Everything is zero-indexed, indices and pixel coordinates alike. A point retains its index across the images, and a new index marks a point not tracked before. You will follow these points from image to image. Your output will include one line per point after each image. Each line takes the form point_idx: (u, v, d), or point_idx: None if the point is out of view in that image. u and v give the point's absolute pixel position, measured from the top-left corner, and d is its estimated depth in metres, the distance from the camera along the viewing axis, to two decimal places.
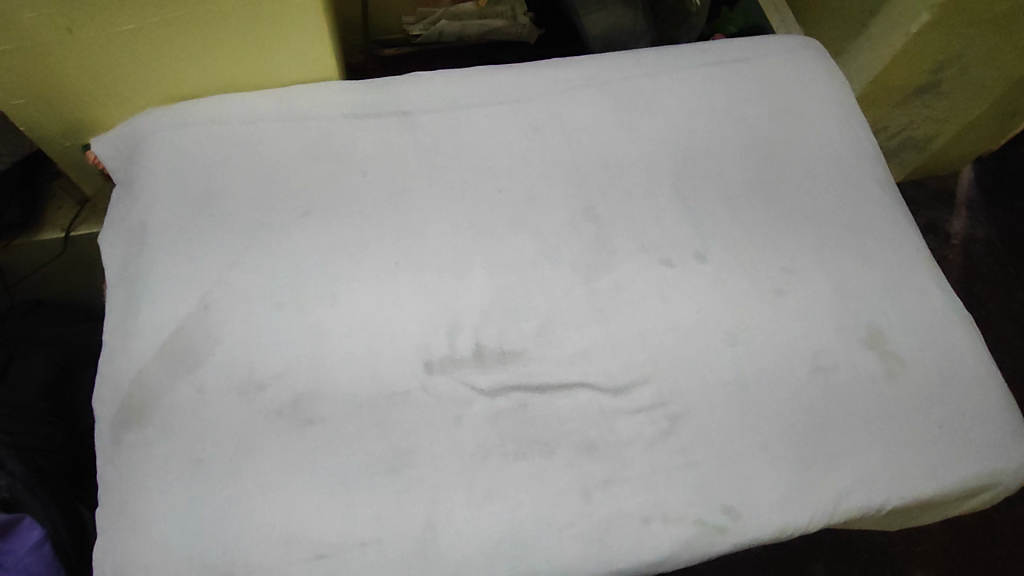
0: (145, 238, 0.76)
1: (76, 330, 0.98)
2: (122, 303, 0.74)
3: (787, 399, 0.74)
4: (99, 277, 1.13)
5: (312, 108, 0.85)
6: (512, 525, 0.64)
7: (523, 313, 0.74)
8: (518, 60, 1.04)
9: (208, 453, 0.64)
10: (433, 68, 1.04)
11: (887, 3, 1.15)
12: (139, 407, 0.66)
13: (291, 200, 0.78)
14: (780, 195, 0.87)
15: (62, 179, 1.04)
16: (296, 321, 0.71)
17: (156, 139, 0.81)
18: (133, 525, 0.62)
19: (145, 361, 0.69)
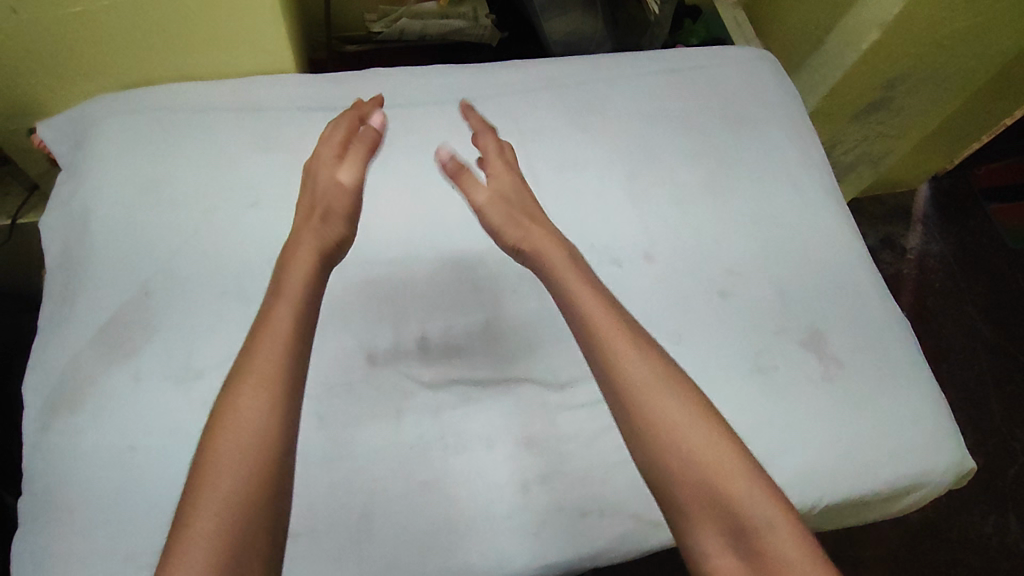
0: (88, 222, 0.75)
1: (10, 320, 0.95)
2: (61, 287, 0.72)
3: (727, 396, 0.76)
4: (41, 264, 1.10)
5: (266, 100, 0.85)
6: (448, 516, 0.64)
7: (470, 307, 0.75)
8: (481, 62, 1.05)
9: (139, 440, 0.63)
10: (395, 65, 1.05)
11: (841, 21, 1.19)
12: (70, 392, 0.65)
13: (240, 189, 0.78)
14: (727, 199, 0.89)
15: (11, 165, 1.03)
16: (240, 309, 0.71)
17: (105, 124, 0.80)
18: (58, 511, 0.60)
19: (80, 347, 0.67)
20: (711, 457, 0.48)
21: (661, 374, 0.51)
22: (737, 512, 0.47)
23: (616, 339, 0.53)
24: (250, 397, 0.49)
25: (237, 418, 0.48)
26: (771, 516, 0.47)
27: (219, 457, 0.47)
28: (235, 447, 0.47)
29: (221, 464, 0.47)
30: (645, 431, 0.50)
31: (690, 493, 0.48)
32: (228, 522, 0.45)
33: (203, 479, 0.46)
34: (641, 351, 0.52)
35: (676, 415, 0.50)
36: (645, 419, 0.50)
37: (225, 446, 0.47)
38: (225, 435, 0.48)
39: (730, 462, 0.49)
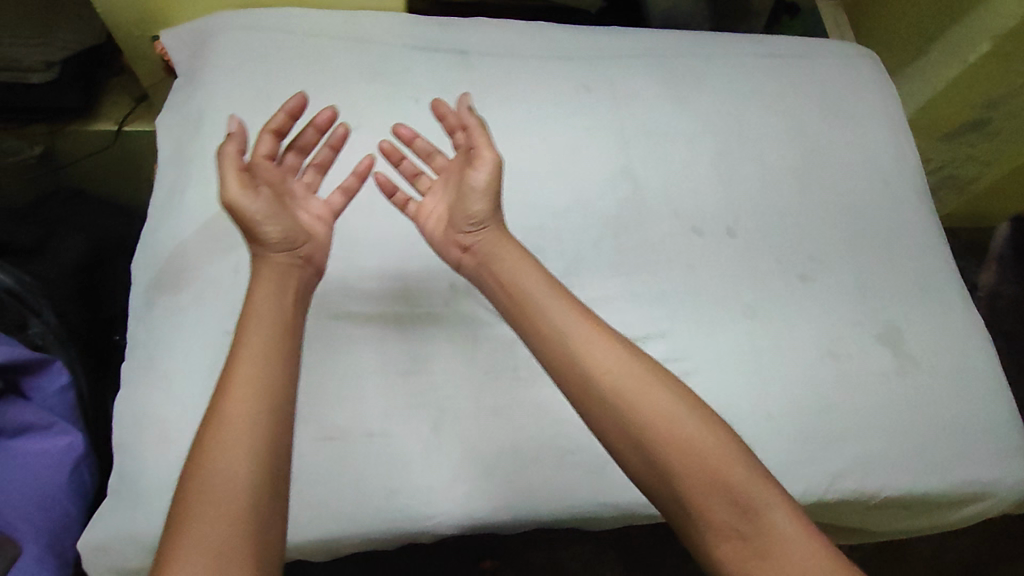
0: (202, 124, 0.78)
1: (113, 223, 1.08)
2: (171, 181, 0.76)
3: (798, 375, 0.75)
4: (151, 166, 1.17)
5: (375, 33, 0.87)
6: (511, 444, 0.68)
7: (549, 254, 0.77)
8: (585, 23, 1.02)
9: (234, 326, 0.67)
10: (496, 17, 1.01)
11: (949, 32, 1.16)
12: (174, 273, 0.69)
13: (343, 114, 0.81)
14: (815, 187, 0.88)
15: (121, 76, 1.13)
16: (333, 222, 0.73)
17: (226, 39, 0.84)
18: (155, 378, 0.64)
19: (185, 235, 0.70)
20: (712, 453, 0.49)
21: (650, 378, 0.52)
22: (726, 487, 0.48)
23: (603, 347, 0.53)
24: (256, 364, 0.49)
25: (238, 383, 0.48)
26: (773, 497, 0.48)
27: (229, 420, 0.46)
28: (244, 413, 0.47)
29: (230, 427, 0.46)
30: (631, 438, 0.50)
31: (693, 490, 0.48)
32: (247, 477, 0.44)
33: (215, 441, 0.45)
34: (624, 358, 0.53)
35: (665, 410, 0.50)
36: (638, 422, 0.50)
37: (228, 415, 0.47)
38: (233, 395, 0.47)
39: (728, 454, 0.49)
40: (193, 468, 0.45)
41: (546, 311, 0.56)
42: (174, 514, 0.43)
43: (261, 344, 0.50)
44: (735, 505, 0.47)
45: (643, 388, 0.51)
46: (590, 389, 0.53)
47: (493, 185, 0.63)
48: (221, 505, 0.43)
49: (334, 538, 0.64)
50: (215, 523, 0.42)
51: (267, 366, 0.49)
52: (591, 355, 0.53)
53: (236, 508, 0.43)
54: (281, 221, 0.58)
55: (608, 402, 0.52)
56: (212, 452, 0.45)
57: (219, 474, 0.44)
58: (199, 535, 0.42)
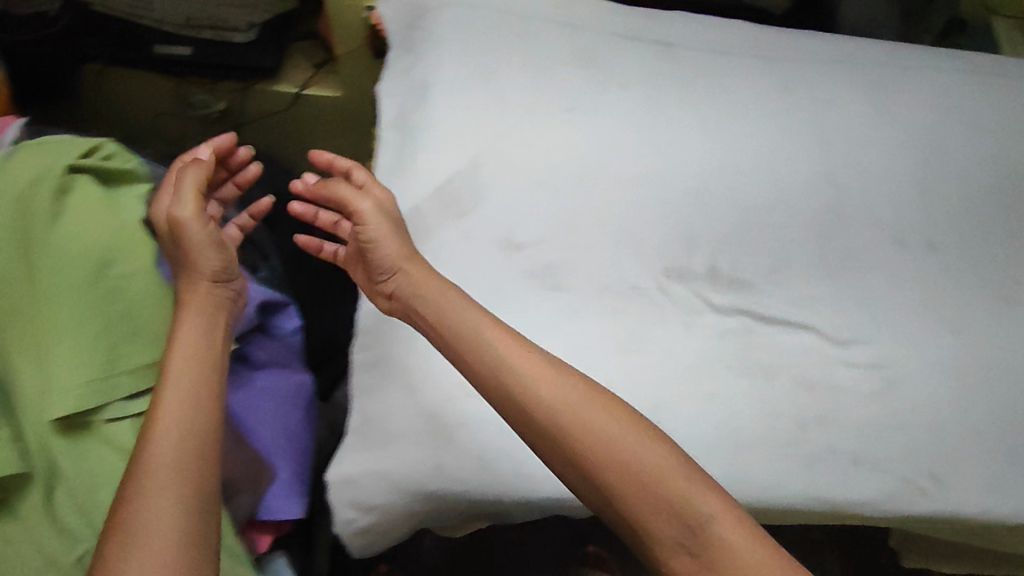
0: (426, 94, 0.81)
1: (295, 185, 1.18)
2: (397, 147, 0.80)
3: (1012, 395, 0.73)
4: (323, 129, 1.22)
5: (585, 19, 0.89)
6: (730, 430, 0.67)
7: (757, 249, 0.77)
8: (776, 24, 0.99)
9: (467, 290, 0.70)
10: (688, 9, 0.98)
11: None
12: (412, 235, 0.72)
13: (557, 93, 0.82)
14: (1016, 208, 0.86)
15: (302, 43, 1.19)
16: (555, 200, 0.76)
17: (445, 13, 0.87)
18: (398, 333, 0.68)
19: (419, 199, 0.74)
20: (650, 467, 0.50)
21: (598, 404, 0.53)
22: (678, 511, 0.48)
23: (548, 374, 0.55)
24: (188, 388, 0.55)
25: (165, 405, 0.53)
26: (714, 508, 0.48)
27: (156, 428, 0.52)
28: (164, 412, 0.53)
29: (159, 428, 0.52)
30: (571, 463, 0.52)
31: (637, 508, 0.49)
32: (180, 489, 0.49)
33: (153, 445, 0.51)
34: (560, 381, 0.55)
35: (645, 457, 0.50)
36: (599, 459, 0.51)
37: (161, 420, 0.52)
38: (157, 407, 0.53)
39: (672, 475, 0.49)
40: (134, 472, 0.50)
41: (485, 352, 0.57)
42: (116, 507, 0.48)
43: (180, 362, 0.56)
44: (681, 525, 0.47)
45: (590, 421, 0.52)
46: (543, 429, 0.53)
47: (392, 215, 0.68)
48: (162, 510, 0.47)
49: (552, 500, 0.65)
50: (145, 514, 0.47)
51: (180, 380, 0.55)
52: (502, 354, 0.57)
53: (168, 514, 0.47)
54: (189, 258, 0.62)
55: (557, 437, 0.53)
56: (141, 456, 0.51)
57: (156, 480, 0.49)
58: (136, 534, 0.46)
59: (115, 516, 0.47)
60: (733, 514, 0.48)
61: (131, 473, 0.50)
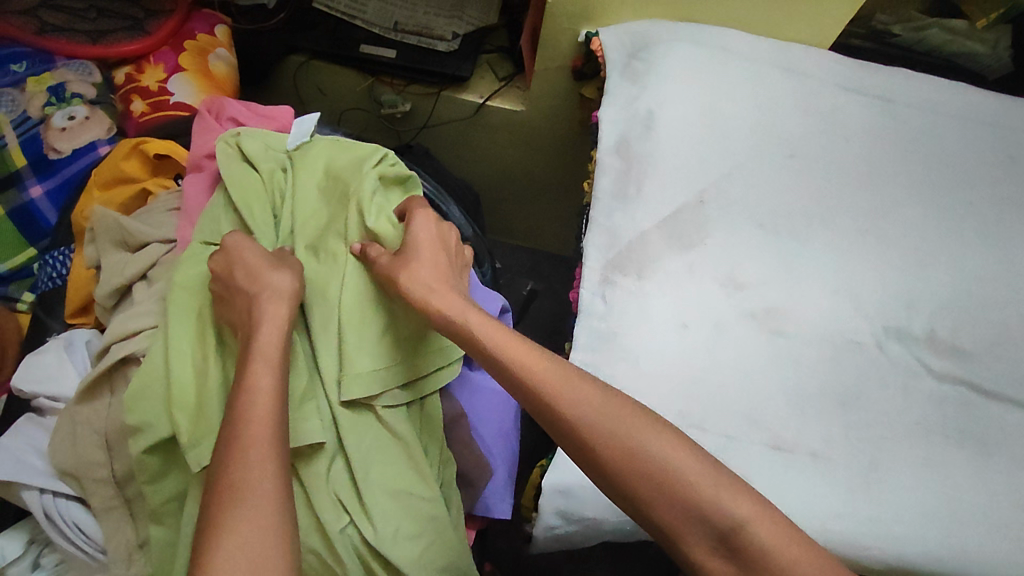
0: (651, 124, 0.84)
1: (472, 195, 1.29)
2: (619, 171, 0.83)
3: None
4: (498, 141, 1.27)
5: (806, 66, 0.90)
6: (947, 501, 0.66)
7: (979, 319, 0.75)
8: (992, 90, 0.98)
9: (691, 321, 0.71)
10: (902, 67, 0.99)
11: None
12: (637, 260, 0.75)
13: (779, 140, 0.84)
14: None
15: (491, 55, 1.24)
16: (774, 245, 0.77)
17: (670, 47, 0.90)
18: (619, 353, 0.70)
19: (647, 227, 0.76)
20: (695, 477, 0.50)
21: (627, 411, 0.53)
22: (698, 507, 0.49)
23: (559, 379, 0.55)
24: (265, 370, 0.54)
25: (255, 384, 0.53)
26: (735, 502, 0.48)
27: (241, 416, 0.50)
28: (251, 393, 0.52)
29: (251, 411, 0.50)
30: (602, 472, 0.52)
31: (664, 510, 0.50)
32: (267, 466, 0.47)
33: (235, 430, 0.49)
34: (587, 388, 0.55)
35: (644, 448, 0.51)
36: (628, 468, 0.51)
37: (250, 404, 0.51)
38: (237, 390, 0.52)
39: (688, 472, 0.50)
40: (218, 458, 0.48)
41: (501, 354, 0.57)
42: (211, 494, 0.46)
43: (270, 352, 0.55)
44: (707, 523, 0.48)
45: (608, 420, 0.53)
46: (567, 435, 0.54)
47: (438, 242, 0.68)
48: (253, 476, 0.47)
49: None
50: (245, 502, 0.45)
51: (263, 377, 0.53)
52: (518, 363, 0.57)
53: (261, 483, 0.46)
54: (267, 263, 0.63)
55: (581, 445, 0.53)
56: (222, 440, 0.49)
57: (240, 462, 0.47)
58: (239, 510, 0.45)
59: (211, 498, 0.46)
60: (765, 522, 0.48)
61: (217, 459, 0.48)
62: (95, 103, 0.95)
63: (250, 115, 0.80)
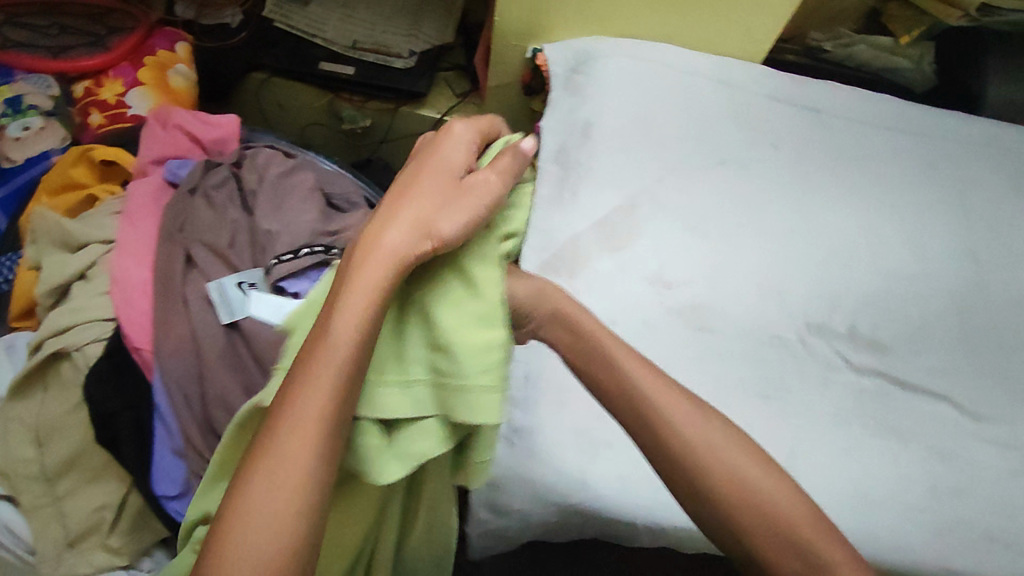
0: (588, 134, 0.88)
1: None
2: (556, 177, 0.86)
3: None
4: None
5: (737, 79, 0.95)
6: (862, 487, 0.68)
7: (895, 315, 0.79)
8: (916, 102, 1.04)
9: (618, 318, 0.74)
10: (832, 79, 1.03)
11: None
12: (567, 260, 0.77)
13: (710, 147, 0.88)
14: None
15: (448, 74, 1.29)
16: (703, 245, 0.80)
17: (607, 63, 0.94)
18: None
19: (580, 228, 0.79)
20: (794, 516, 0.47)
21: (741, 442, 0.50)
22: (800, 549, 0.46)
23: (675, 403, 0.50)
24: (330, 357, 0.44)
25: (326, 336, 0.44)
26: (835, 553, 0.46)
27: (293, 398, 0.43)
28: (310, 376, 0.43)
29: (323, 359, 0.44)
30: (704, 503, 0.48)
31: (765, 546, 0.47)
32: (298, 484, 0.41)
33: (295, 397, 0.43)
34: (717, 423, 0.50)
35: (754, 483, 0.48)
36: (746, 509, 0.47)
37: (314, 365, 0.44)
38: (310, 347, 0.45)
39: (799, 518, 0.47)
40: (259, 439, 0.42)
41: (611, 369, 0.52)
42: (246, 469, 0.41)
43: (339, 331, 0.44)
44: (807, 563, 0.46)
45: (727, 452, 0.48)
46: (680, 458, 0.48)
47: (451, 176, 0.51)
48: (271, 497, 0.40)
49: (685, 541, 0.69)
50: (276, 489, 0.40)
51: (329, 365, 0.44)
52: (640, 381, 0.51)
53: (279, 505, 0.40)
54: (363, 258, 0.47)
55: (690, 469, 0.48)
56: (282, 395, 0.44)
57: (275, 466, 0.41)
58: (246, 528, 0.39)
59: (237, 476, 0.41)
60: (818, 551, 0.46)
61: (262, 436, 0.42)
62: (50, 115, 0.98)
63: (195, 120, 0.82)
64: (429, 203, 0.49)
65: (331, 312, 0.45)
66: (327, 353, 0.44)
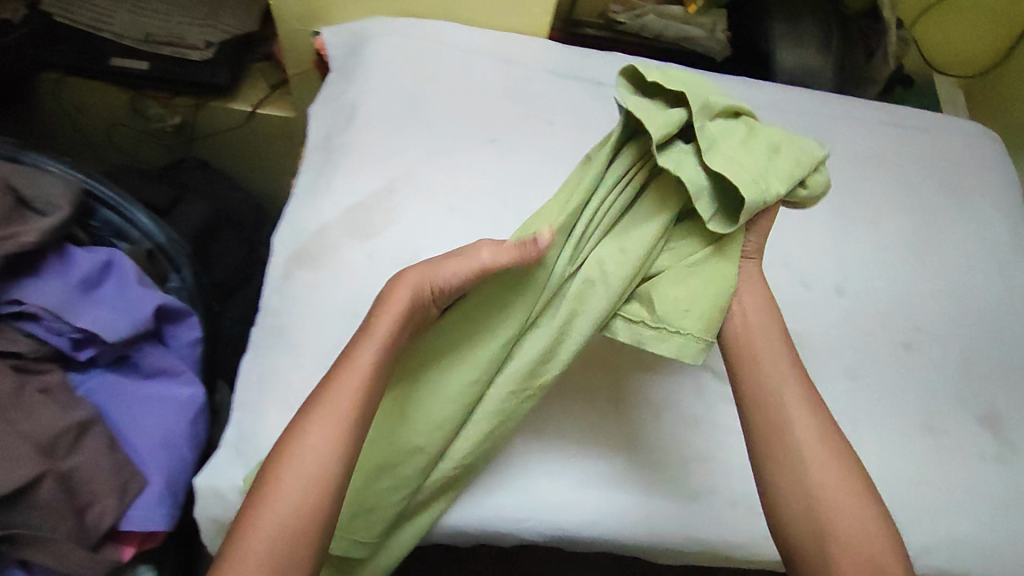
0: (353, 119, 0.84)
1: (234, 202, 1.21)
2: (318, 166, 0.82)
3: (890, 447, 0.77)
4: (275, 151, 1.25)
5: (518, 54, 0.92)
6: (603, 466, 0.70)
7: None
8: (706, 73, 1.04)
9: (364, 310, 0.71)
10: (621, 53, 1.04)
11: None
12: (315, 253, 0.74)
13: (482, 125, 0.85)
14: (928, 257, 0.88)
15: (262, 63, 1.21)
16: (464, 228, 0.78)
17: (378, 43, 0.90)
18: (288, 348, 0.70)
19: (331, 218, 0.76)
20: (849, 526, 0.55)
21: (852, 468, 0.58)
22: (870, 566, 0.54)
23: (803, 422, 0.59)
24: (369, 351, 0.54)
25: (350, 366, 0.53)
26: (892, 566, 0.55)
27: (335, 382, 0.52)
28: (351, 368, 0.53)
29: (344, 378, 0.53)
30: (801, 511, 0.57)
31: (846, 558, 0.54)
32: (333, 447, 0.50)
33: (318, 407, 0.51)
34: (842, 451, 0.58)
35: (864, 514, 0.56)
36: (831, 512, 0.56)
37: (342, 389, 0.52)
38: (353, 344, 0.55)
39: (873, 535, 0.56)
40: (305, 410, 0.52)
41: (798, 421, 0.59)
42: (266, 472, 0.50)
43: (378, 333, 0.55)
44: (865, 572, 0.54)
45: (837, 471, 0.57)
46: (790, 464, 0.58)
47: (473, 267, 0.57)
48: (282, 515, 0.47)
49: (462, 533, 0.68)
50: (287, 492, 0.48)
51: (365, 361, 0.53)
52: (792, 414, 0.59)
53: (317, 466, 0.49)
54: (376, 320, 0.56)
55: (806, 480, 0.57)
56: (308, 405, 0.52)
57: (314, 434, 0.50)
58: (291, 475, 0.49)
59: (286, 436, 0.51)
60: (847, 503, 0.56)
61: (308, 403, 0.52)
62: None
63: None
64: (421, 270, 0.58)
65: (356, 354, 0.54)
66: (349, 375, 0.53)
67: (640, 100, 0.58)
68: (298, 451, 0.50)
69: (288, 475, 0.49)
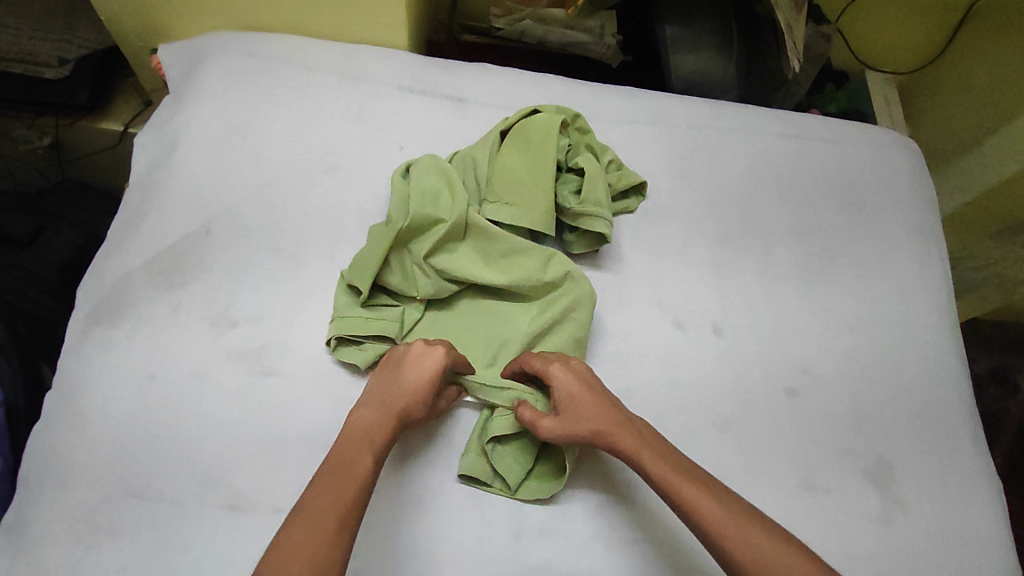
0: (175, 148, 0.75)
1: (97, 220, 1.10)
2: (136, 202, 0.74)
3: (765, 508, 0.68)
4: None
5: (370, 72, 0.83)
6: (426, 545, 0.60)
7: None
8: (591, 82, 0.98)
9: (161, 372, 0.64)
10: (502, 63, 0.99)
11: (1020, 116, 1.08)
12: (114, 308, 0.67)
13: (322, 152, 0.77)
14: (821, 289, 0.81)
15: (134, 77, 1.10)
16: (289, 271, 0.70)
17: (213, 60, 0.81)
18: (70, 419, 0.62)
19: (135, 265, 0.69)
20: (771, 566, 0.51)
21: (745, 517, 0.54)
22: None
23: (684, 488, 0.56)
24: (370, 445, 0.56)
25: (353, 448, 0.55)
26: None
27: (341, 470, 0.53)
28: (355, 462, 0.54)
29: (348, 455, 0.55)
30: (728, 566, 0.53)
31: None
32: (335, 524, 0.50)
33: (323, 482, 0.52)
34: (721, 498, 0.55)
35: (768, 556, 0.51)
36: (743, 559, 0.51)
37: (348, 461, 0.54)
38: (354, 441, 0.56)
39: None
40: (305, 498, 0.51)
41: (669, 487, 0.56)
42: (269, 550, 0.48)
43: (374, 429, 0.57)
44: None
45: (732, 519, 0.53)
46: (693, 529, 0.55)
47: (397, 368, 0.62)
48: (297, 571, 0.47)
49: None
50: (287, 554, 0.47)
51: (367, 450, 0.55)
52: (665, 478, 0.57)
53: (329, 530, 0.49)
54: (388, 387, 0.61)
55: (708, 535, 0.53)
56: (313, 483, 0.53)
57: (315, 517, 0.50)
58: (294, 551, 0.47)
59: (285, 525, 0.50)
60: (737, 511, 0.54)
61: (309, 488, 0.52)
62: None
63: None
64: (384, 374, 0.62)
65: (362, 440, 0.56)
66: (360, 451, 0.55)
67: (493, 136, 0.76)
68: (302, 518, 0.50)
69: (299, 535, 0.48)
